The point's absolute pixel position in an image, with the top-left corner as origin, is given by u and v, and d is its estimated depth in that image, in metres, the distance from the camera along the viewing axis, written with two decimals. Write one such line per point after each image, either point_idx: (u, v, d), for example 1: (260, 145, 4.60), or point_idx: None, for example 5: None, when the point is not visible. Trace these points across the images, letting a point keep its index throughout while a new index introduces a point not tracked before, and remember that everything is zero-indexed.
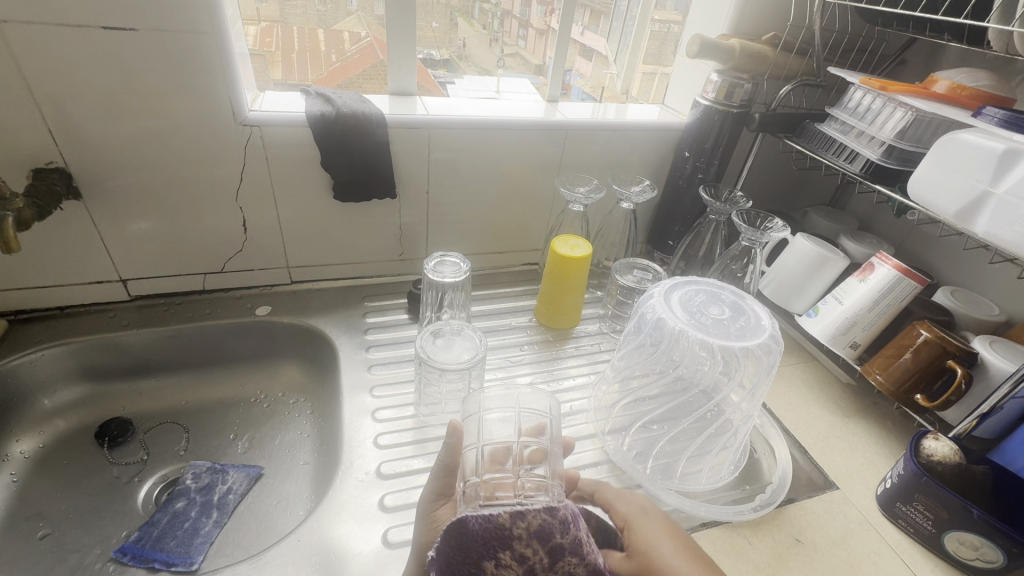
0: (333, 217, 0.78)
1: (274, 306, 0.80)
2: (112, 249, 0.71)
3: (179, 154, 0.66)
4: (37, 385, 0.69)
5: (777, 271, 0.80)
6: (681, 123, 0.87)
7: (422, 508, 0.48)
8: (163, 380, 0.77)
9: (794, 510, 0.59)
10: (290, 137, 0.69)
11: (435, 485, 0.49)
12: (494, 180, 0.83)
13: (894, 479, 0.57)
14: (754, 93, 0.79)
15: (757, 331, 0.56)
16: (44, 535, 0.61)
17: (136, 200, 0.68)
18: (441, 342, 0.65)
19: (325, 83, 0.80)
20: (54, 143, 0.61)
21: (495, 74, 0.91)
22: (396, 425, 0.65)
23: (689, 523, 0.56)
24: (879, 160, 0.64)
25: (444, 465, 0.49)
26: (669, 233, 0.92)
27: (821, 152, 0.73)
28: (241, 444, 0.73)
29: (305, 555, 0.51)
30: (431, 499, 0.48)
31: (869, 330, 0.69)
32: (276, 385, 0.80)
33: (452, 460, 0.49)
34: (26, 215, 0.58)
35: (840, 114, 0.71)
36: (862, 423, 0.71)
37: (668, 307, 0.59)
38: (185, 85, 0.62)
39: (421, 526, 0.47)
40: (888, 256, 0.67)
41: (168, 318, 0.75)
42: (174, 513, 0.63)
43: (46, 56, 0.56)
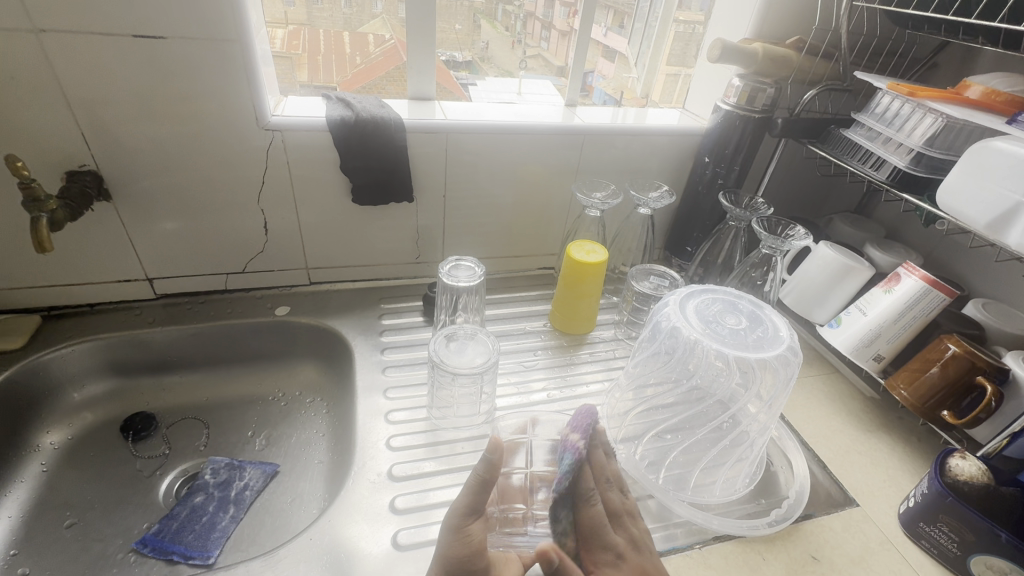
0: (351, 220, 0.79)
1: (293, 306, 0.82)
2: (140, 248, 0.73)
3: (206, 158, 0.68)
4: (68, 378, 0.72)
5: (798, 280, 0.78)
6: (701, 128, 0.86)
7: (451, 521, 0.46)
8: (186, 377, 0.79)
9: (812, 526, 0.57)
10: (311, 141, 0.70)
11: (467, 499, 0.46)
12: (513, 183, 0.83)
13: (918, 498, 0.55)
14: (778, 98, 0.77)
15: (775, 342, 0.54)
16: (70, 524, 0.63)
17: (163, 203, 0.70)
18: (455, 346, 0.65)
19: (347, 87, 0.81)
20: (86, 147, 0.63)
21: (517, 76, 0.92)
22: (409, 427, 0.65)
23: (701, 535, 0.55)
24: (907, 168, 0.62)
25: (481, 476, 0.46)
26: (687, 239, 0.91)
27: (846, 160, 0.71)
28: (259, 441, 0.75)
29: (316, 555, 0.51)
30: (462, 512, 0.46)
31: (893, 343, 0.66)
32: (295, 384, 0.81)
33: (490, 472, 0.46)
34: (59, 216, 0.59)
35: (866, 119, 0.69)
36: (884, 438, 0.69)
37: (682, 315, 0.58)
38: (211, 90, 0.64)
39: (450, 537, 0.45)
40: (915, 267, 0.65)
41: (188, 317, 0.77)
42: (192, 506, 0.65)
43: (81, 63, 0.58)
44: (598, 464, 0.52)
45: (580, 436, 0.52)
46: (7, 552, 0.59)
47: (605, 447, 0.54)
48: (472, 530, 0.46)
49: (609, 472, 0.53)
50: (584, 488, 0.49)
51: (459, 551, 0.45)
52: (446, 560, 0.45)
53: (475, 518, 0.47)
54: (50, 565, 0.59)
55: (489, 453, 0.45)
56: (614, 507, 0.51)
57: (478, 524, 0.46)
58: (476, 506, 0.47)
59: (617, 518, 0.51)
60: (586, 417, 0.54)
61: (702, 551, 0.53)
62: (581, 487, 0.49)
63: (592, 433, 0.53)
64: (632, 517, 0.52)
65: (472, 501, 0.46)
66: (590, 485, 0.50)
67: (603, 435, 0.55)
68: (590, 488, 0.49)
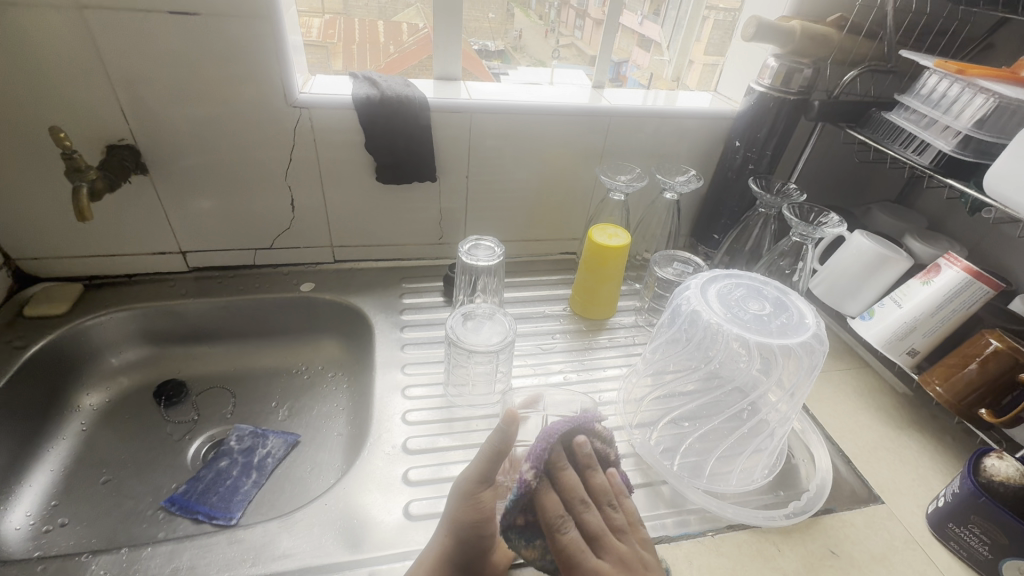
0: (375, 199, 0.80)
1: (317, 283, 0.83)
2: (174, 222, 0.76)
3: (236, 135, 0.70)
4: (106, 344, 0.76)
5: (830, 270, 0.75)
6: (733, 111, 0.83)
7: (464, 487, 0.48)
8: (216, 347, 0.82)
9: (833, 521, 0.55)
10: (336, 119, 0.71)
11: (479, 468, 0.48)
12: (536, 165, 0.83)
13: (948, 498, 0.53)
14: (815, 80, 0.74)
15: (800, 329, 0.52)
16: (106, 481, 0.66)
17: (196, 178, 0.72)
18: (471, 325, 0.65)
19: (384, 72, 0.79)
20: (125, 122, 0.66)
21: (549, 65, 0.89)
22: (425, 402, 0.66)
23: (714, 523, 0.54)
24: (953, 152, 0.59)
25: (496, 448, 0.48)
26: (715, 226, 0.89)
27: (886, 144, 0.67)
28: (283, 412, 0.77)
29: (330, 519, 0.52)
30: (472, 481, 0.48)
31: (929, 337, 0.63)
32: (318, 359, 0.83)
33: (503, 445, 0.47)
34: (98, 186, 0.61)
35: (911, 101, 0.65)
36: (916, 436, 0.66)
37: (702, 299, 0.56)
38: (241, 66, 0.65)
39: (461, 503, 0.48)
40: (957, 257, 0.62)
41: (218, 290, 0.80)
42: (218, 470, 0.68)
43: (120, 40, 0.60)
44: (569, 488, 0.48)
45: (531, 468, 0.48)
46: (47, 503, 0.63)
47: (583, 463, 0.50)
48: (483, 497, 0.48)
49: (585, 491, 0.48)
50: (550, 515, 0.46)
51: (472, 515, 0.47)
52: (457, 524, 0.48)
53: (487, 486, 0.49)
54: (86, 517, 0.62)
55: (505, 425, 0.46)
56: (595, 530, 0.46)
57: (489, 491, 0.49)
58: (489, 476, 0.49)
59: (598, 545, 0.45)
60: (546, 441, 0.50)
61: (714, 538, 0.52)
62: (545, 512, 0.46)
63: (548, 458, 0.49)
64: (623, 533, 0.46)
65: (485, 470, 0.48)
66: (558, 512, 0.46)
67: (581, 450, 0.50)
68: (559, 514, 0.46)
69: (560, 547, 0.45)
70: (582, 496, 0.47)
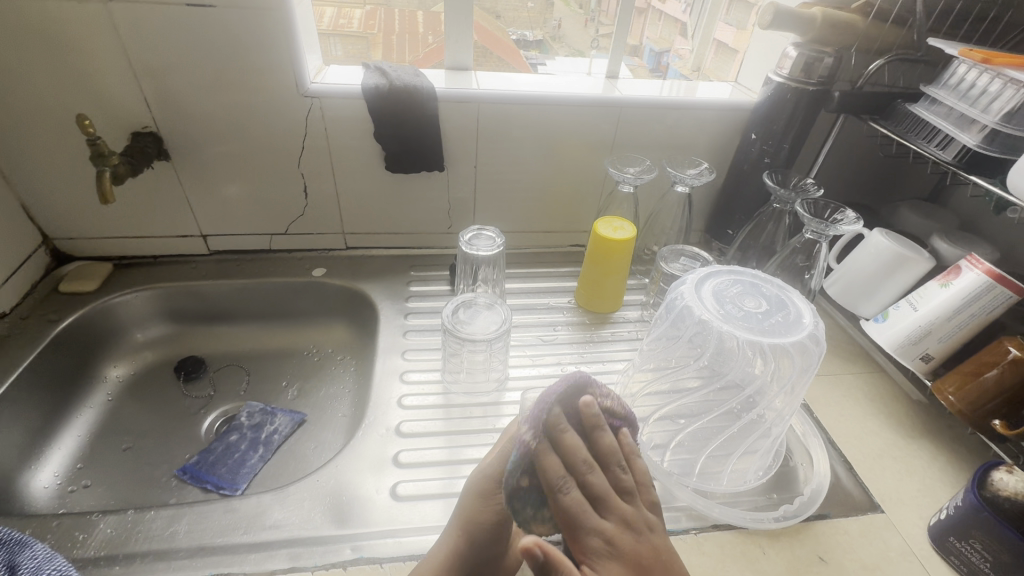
0: (385, 188, 0.82)
1: (329, 268, 0.86)
2: (194, 206, 0.79)
3: (252, 123, 0.73)
4: (132, 321, 0.80)
5: (846, 269, 0.72)
6: (751, 103, 0.81)
7: (484, 486, 0.50)
8: (233, 328, 0.86)
9: (825, 528, 0.53)
10: (346, 108, 0.73)
11: (500, 466, 0.50)
12: (545, 157, 0.83)
13: (950, 511, 0.51)
14: (838, 69, 0.70)
15: (793, 328, 0.50)
16: (127, 448, 0.71)
17: (215, 165, 0.76)
18: (467, 314, 0.66)
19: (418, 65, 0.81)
20: (148, 110, 0.69)
21: (587, 55, 0.88)
22: (422, 388, 0.67)
23: (700, 522, 0.53)
24: (977, 148, 0.55)
25: (519, 448, 0.49)
26: (729, 221, 0.87)
27: (908, 138, 0.64)
28: (292, 391, 0.80)
29: (321, 494, 0.54)
30: (494, 480, 0.50)
31: (945, 343, 0.60)
32: (328, 342, 0.86)
33: (527, 445, 0.49)
34: (120, 171, 0.65)
35: (937, 92, 0.61)
36: (927, 446, 0.63)
37: (695, 295, 0.54)
38: (254, 56, 0.67)
39: (478, 501, 0.49)
40: (979, 260, 0.58)
41: (234, 273, 0.84)
42: (228, 443, 0.71)
43: (142, 31, 0.63)
44: (570, 448, 0.46)
45: (529, 428, 0.48)
46: (73, 465, 0.67)
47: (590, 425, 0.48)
48: (500, 499, 0.50)
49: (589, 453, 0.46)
50: (551, 477, 0.45)
51: (489, 517, 0.49)
52: (472, 525, 0.49)
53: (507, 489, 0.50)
54: (107, 480, 0.67)
55: (551, 431, 0.47)
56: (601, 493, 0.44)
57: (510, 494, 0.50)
58: (513, 479, 0.50)
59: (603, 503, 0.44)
60: (546, 402, 0.49)
61: (697, 537, 0.51)
62: (545, 473, 0.45)
63: (548, 421, 0.47)
64: (628, 496, 0.45)
65: (510, 474, 0.49)
66: (559, 474, 0.45)
67: (588, 411, 0.48)
68: (561, 477, 0.45)
69: (562, 508, 0.44)
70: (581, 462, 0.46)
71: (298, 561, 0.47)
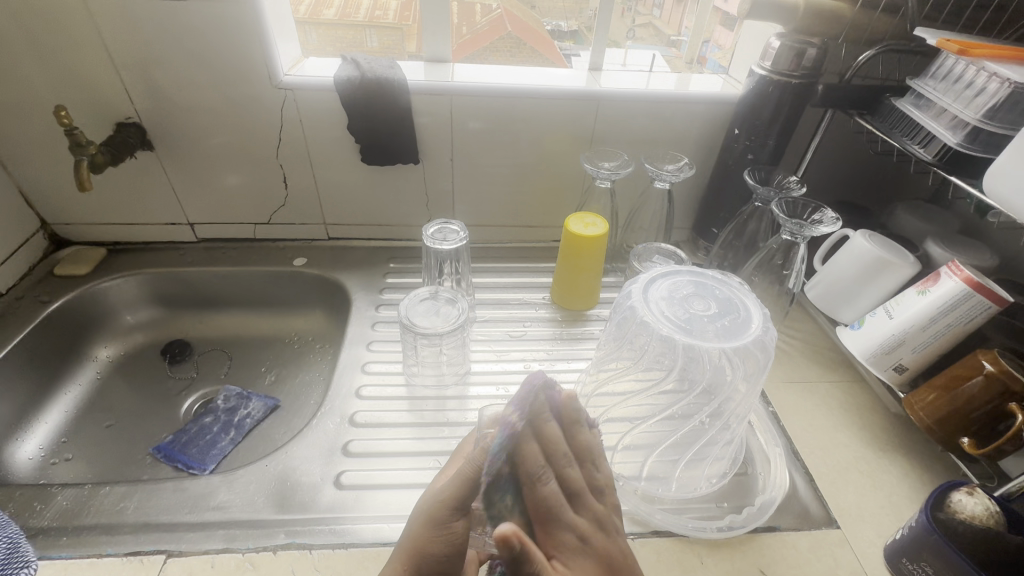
0: (363, 179, 0.83)
1: (310, 258, 0.87)
2: (180, 196, 0.82)
3: (230, 115, 0.74)
4: (122, 304, 0.84)
5: (826, 273, 0.69)
6: (737, 96, 0.77)
7: (436, 515, 0.41)
8: (218, 313, 0.89)
9: (773, 540, 0.52)
10: (319, 101, 0.73)
11: (455, 493, 0.41)
12: (524, 151, 0.82)
13: (904, 531, 0.48)
14: (825, 59, 0.66)
15: (739, 333, 0.49)
16: (109, 425, 0.74)
17: (197, 155, 0.78)
18: (425, 307, 0.66)
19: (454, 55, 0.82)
20: (130, 102, 0.72)
21: (623, 46, 0.85)
22: (383, 379, 0.68)
23: (641, 528, 0.52)
24: (958, 146, 0.52)
25: (479, 468, 0.41)
26: (714, 219, 0.84)
27: (891, 134, 0.60)
28: (270, 377, 0.83)
29: (268, 479, 0.55)
30: (449, 508, 0.41)
31: (919, 353, 0.57)
32: (308, 330, 0.88)
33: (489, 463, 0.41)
34: (99, 160, 0.68)
35: (922, 85, 0.58)
36: (898, 460, 0.60)
37: (642, 297, 0.53)
38: (227, 49, 0.68)
39: (427, 530, 0.41)
40: (960, 266, 0.54)
41: (220, 260, 0.86)
42: (201, 425, 0.73)
43: (119, 26, 0.65)
44: (552, 440, 0.41)
45: (517, 412, 0.43)
46: (58, 440, 0.71)
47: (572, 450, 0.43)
48: (455, 527, 0.41)
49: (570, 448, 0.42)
50: (529, 466, 0.40)
51: (443, 548, 0.40)
52: (420, 557, 0.41)
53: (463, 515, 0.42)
54: (87, 455, 0.70)
55: (507, 439, 0.41)
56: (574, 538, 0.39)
57: (466, 521, 0.42)
58: (466, 502, 0.41)
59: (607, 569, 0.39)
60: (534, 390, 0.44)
61: (634, 543, 0.50)
62: (524, 462, 0.40)
63: (534, 405, 0.43)
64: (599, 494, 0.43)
65: (465, 496, 0.41)
66: (540, 462, 0.40)
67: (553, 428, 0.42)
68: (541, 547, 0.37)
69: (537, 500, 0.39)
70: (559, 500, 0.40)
71: (234, 542, 0.49)
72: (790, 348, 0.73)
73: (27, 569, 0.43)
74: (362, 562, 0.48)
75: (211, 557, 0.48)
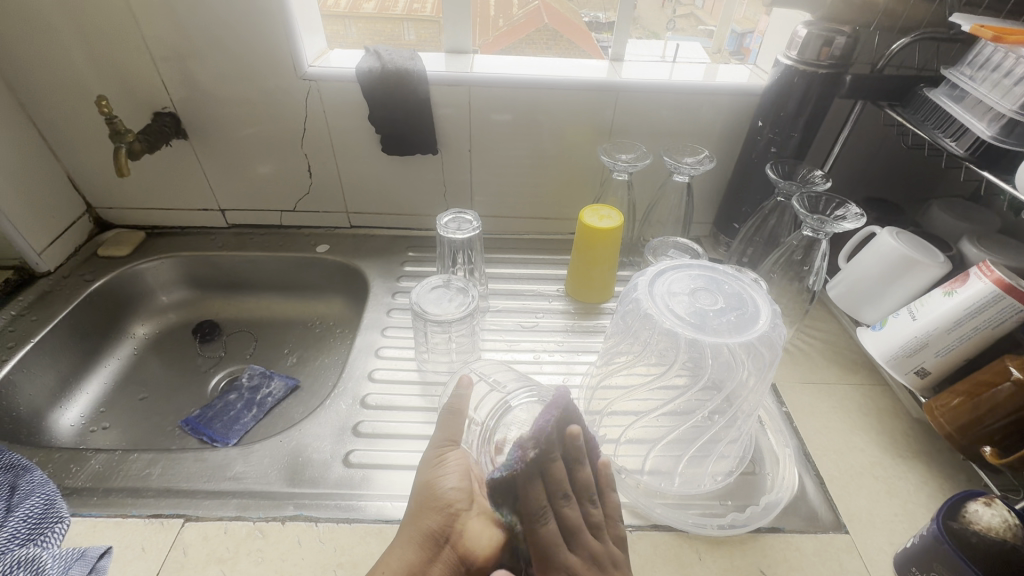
0: (384, 168, 0.84)
1: (332, 245, 0.90)
2: (212, 183, 0.86)
3: (258, 105, 0.77)
4: (158, 285, 0.89)
5: (849, 272, 0.66)
6: (762, 87, 0.75)
7: (430, 452, 0.49)
8: (245, 296, 0.93)
9: (775, 541, 0.51)
10: (342, 92, 0.75)
11: (442, 431, 0.50)
12: (542, 142, 0.82)
13: (915, 540, 0.46)
14: (856, 48, 0.63)
15: (746, 329, 0.48)
16: (142, 398, 0.79)
17: (228, 144, 0.81)
18: (436, 295, 0.67)
19: (489, 50, 0.84)
20: (167, 92, 0.75)
21: (662, 37, 0.85)
22: (395, 364, 0.70)
23: (640, 520, 0.52)
24: (991, 139, 0.49)
25: (451, 408, 0.51)
26: (735, 214, 0.81)
27: (923, 127, 0.57)
28: (292, 358, 0.86)
29: (282, 454, 0.58)
30: (439, 442, 0.50)
31: (943, 357, 0.55)
32: (329, 315, 0.91)
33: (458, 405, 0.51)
34: (136, 148, 0.72)
35: (958, 75, 0.55)
36: (917, 468, 0.57)
37: (648, 291, 0.53)
38: (256, 42, 0.71)
39: (428, 467, 0.48)
40: (991, 267, 0.51)
41: (248, 245, 0.90)
42: (226, 401, 0.77)
43: (156, 19, 0.68)
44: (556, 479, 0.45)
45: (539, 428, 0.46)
46: (96, 409, 0.76)
47: (572, 456, 0.46)
48: (448, 457, 0.49)
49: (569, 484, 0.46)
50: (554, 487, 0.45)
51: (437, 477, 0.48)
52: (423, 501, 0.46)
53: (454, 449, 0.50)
54: (122, 424, 0.75)
55: (460, 389, 0.52)
56: (572, 525, 0.44)
57: (458, 452, 0.50)
58: (456, 437, 0.50)
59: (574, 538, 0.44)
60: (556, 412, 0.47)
61: (632, 534, 0.50)
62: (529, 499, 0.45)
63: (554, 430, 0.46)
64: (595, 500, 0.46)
65: (451, 431, 0.50)
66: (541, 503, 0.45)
67: (572, 441, 0.46)
68: (539, 506, 0.45)
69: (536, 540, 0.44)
70: (565, 488, 0.45)
71: (246, 511, 0.52)
72: (808, 348, 0.71)
73: (60, 524, 0.47)
74: (365, 537, 0.50)
75: (224, 523, 0.51)
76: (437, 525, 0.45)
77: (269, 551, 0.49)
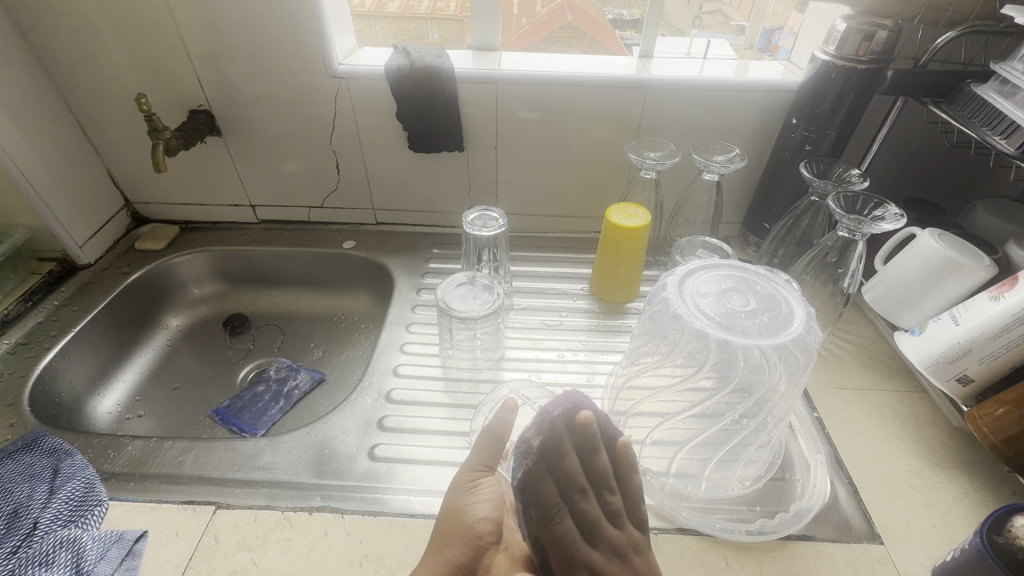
0: (411, 165, 0.85)
1: (358, 241, 0.91)
2: (244, 178, 0.88)
3: (289, 103, 0.78)
4: (191, 278, 0.91)
5: (887, 275, 0.64)
6: (797, 84, 0.73)
7: (462, 477, 0.47)
8: (274, 291, 0.94)
9: (806, 549, 0.49)
10: (371, 89, 0.76)
11: (479, 456, 0.48)
12: (569, 140, 0.81)
13: (955, 554, 0.45)
14: (898, 42, 0.61)
15: (779, 331, 0.47)
16: (175, 387, 0.81)
17: (259, 140, 0.83)
18: (460, 292, 0.67)
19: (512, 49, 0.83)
20: (202, 90, 0.77)
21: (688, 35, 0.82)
22: (419, 359, 0.70)
23: (666, 523, 0.51)
24: None
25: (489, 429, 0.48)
26: (766, 214, 0.79)
27: (970, 125, 0.55)
28: (318, 352, 0.87)
29: (309, 446, 0.59)
30: (473, 468, 0.47)
31: (988, 364, 0.52)
32: (355, 310, 0.92)
33: (500, 429, 0.48)
34: (173, 144, 0.74)
35: (1008, 69, 0.53)
36: (957, 479, 0.55)
37: (677, 291, 0.52)
38: (288, 42, 0.72)
39: (459, 493, 0.46)
40: None
41: (276, 240, 0.92)
42: (254, 393, 0.79)
43: (192, 19, 0.70)
44: (569, 473, 0.45)
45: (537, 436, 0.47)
46: (132, 397, 0.79)
47: (587, 446, 0.46)
48: (483, 485, 0.47)
49: (586, 478, 0.45)
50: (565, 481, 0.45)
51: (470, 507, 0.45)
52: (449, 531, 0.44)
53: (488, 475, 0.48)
54: (156, 413, 0.77)
55: (503, 412, 0.49)
56: (590, 518, 0.44)
57: (491, 480, 0.47)
58: (493, 463, 0.48)
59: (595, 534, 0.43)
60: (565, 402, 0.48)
61: (657, 537, 0.50)
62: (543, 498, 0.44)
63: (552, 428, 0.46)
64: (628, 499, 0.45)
65: (487, 456, 0.48)
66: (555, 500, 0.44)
67: (584, 430, 0.46)
68: (556, 503, 0.44)
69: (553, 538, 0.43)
70: (581, 483, 0.45)
71: (274, 501, 0.53)
72: (842, 352, 0.69)
73: (99, 507, 0.49)
74: (389, 530, 0.51)
75: (254, 511, 0.52)
76: (463, 558, 0.43)
77: (296, 540, 0.50)
